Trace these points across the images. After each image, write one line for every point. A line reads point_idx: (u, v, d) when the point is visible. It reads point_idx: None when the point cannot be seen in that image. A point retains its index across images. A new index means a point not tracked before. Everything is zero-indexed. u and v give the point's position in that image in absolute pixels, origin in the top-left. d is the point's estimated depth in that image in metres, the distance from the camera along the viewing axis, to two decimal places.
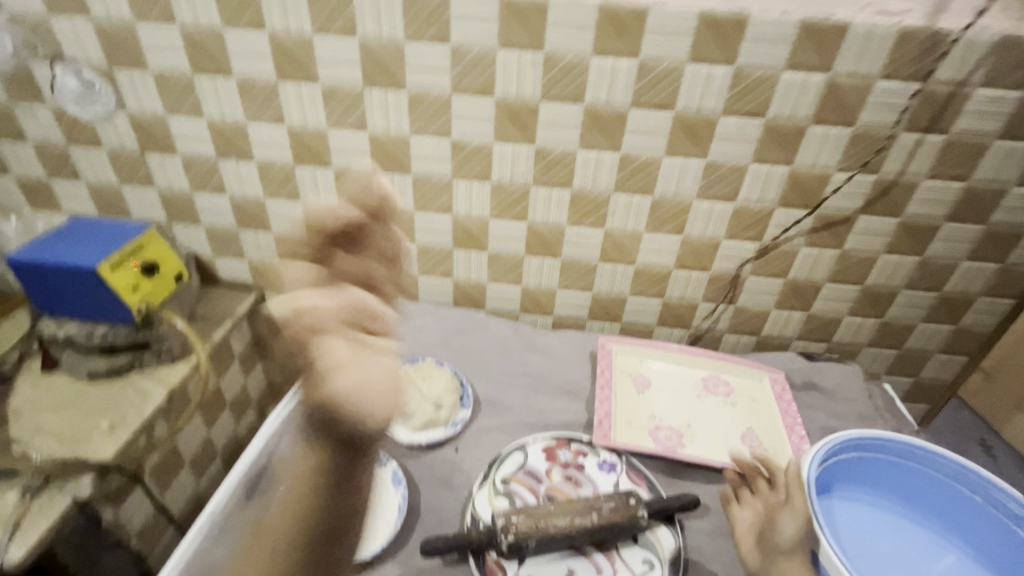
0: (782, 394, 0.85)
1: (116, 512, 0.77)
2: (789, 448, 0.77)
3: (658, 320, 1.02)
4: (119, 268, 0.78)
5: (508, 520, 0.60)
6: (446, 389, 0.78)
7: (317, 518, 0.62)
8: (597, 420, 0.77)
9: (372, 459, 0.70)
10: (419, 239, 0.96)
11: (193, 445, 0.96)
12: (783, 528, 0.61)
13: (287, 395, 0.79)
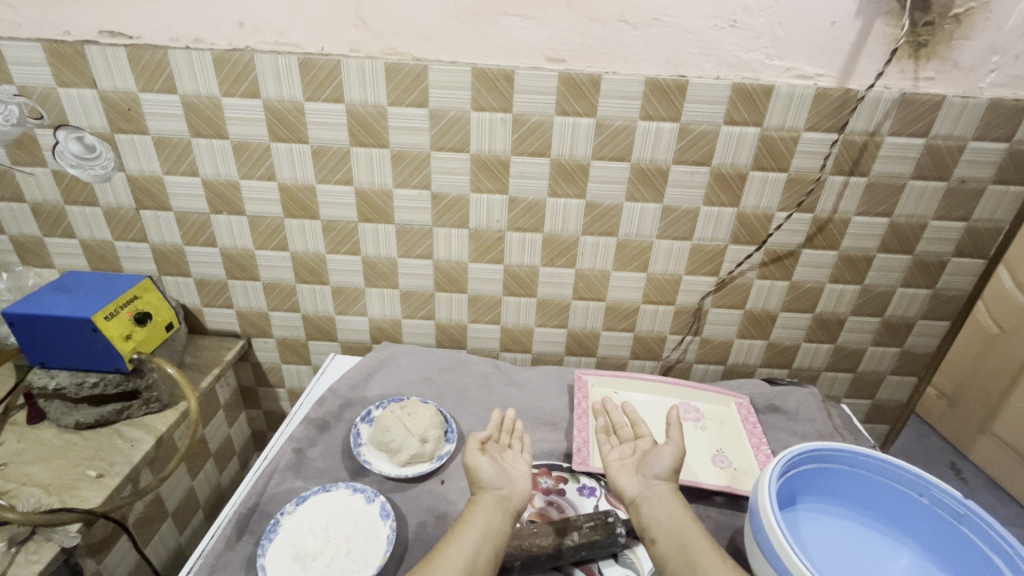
0: (747, 416, 0.91)
1: (99, 564, 0.77)
2: (756, 466, 0.82)
3: (631, 353, 1.09)
4: (113, 318, 0.81)
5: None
6: (430, 423, 0.80)
7: (308, 552, 0.63)
8: (577, 447, 0.81)
9: (360, 493, 0.72)
10: (402, 283, 1.02)
11: (177, 496, 0.96)
12: (752, 538, 0.65)
13: (277, 436, 0.82)
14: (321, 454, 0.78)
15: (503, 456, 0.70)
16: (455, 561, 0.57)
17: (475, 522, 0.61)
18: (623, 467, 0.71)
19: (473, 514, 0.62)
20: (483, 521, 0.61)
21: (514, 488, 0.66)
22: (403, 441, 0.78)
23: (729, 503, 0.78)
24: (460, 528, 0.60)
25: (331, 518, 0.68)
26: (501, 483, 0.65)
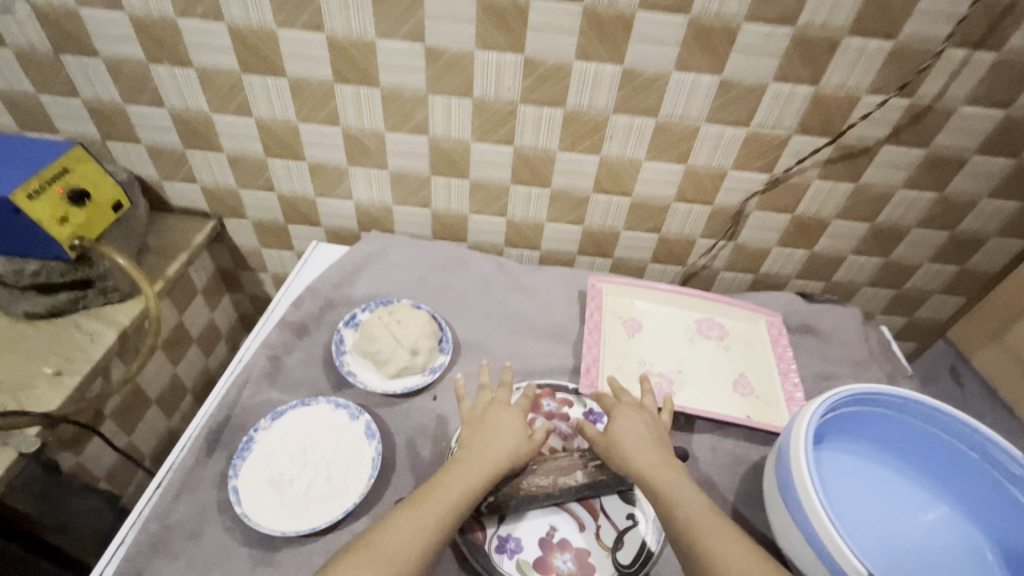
0: (778, 337, 0.81)
1: (78, 457, 0.74)
2: (783, 395, 0.74)
3: (653, 256, 0.96)
4: (39, 197, 0.67)
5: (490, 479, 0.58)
6: (421, 333, 0.71)
7: (284, 477, 0.58)
8: (584, 368, 0.73)
9: (343, 410, 0.65)
10: (392, 164, 0.85)
11: (159, 384, 0.91)
12: (775, 485, 0.57)
13: (252, 338, 0.74)
14: (300, 362, 0.70)
15: (499, 402, 0.62)
16: (439, 518, 0.51)
17: (465, 477, 0.54)
18: (640, 440, 0.59)
19: (465, 468, 0.55)
20: (475, 477, 0.54)
21: (514, 446, 0.58)
22: (391, 353, 0.69)
23: (747, 435, 0.71)
24: (446, 483, 0.54)
25: (310, 437, 0.62)
26: (503, 444, 0.57)
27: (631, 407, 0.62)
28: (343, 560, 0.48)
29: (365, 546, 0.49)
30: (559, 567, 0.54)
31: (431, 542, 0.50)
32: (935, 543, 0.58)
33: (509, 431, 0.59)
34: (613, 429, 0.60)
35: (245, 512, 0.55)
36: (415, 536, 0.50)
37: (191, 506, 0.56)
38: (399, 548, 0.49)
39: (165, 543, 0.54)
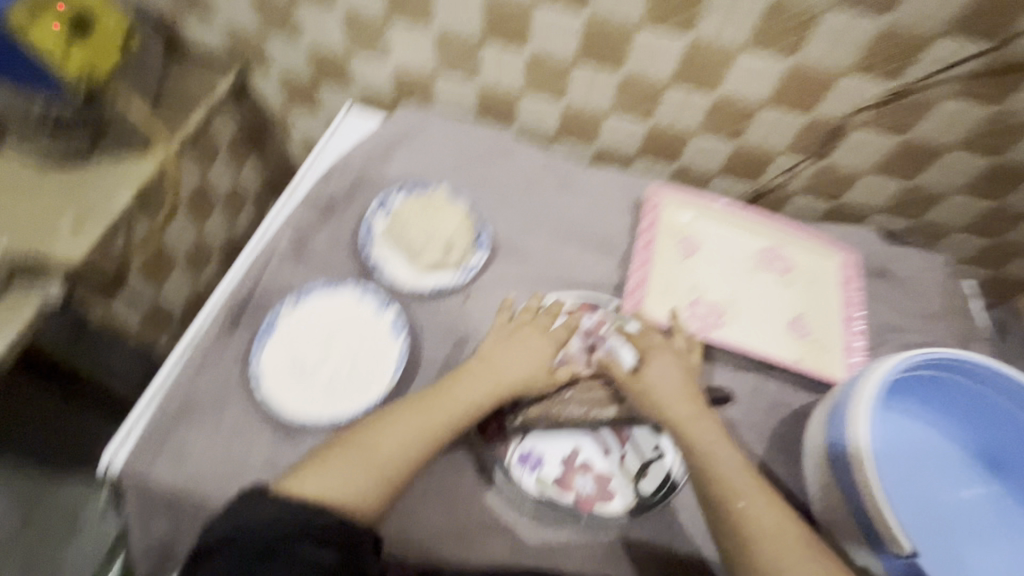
0: (848, 279, 0.73)
1: (107, 311, 0.75)
2: (840, 342, 0.68)
3: (722, 168, 0.84)
4: (35, 31, 0.56)
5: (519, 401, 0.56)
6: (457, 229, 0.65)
7: (308, 365, 0.56)
8: (630, 288, 0.66)
9: (370, 299, 0.61)
10: (438, 21, 0.72)
11: (184, 244, 0.88)
12: (821, 443, 0.53)
13: (275, 211, 0.68)
14: (326, 244, 0.66)
15: (533, 325, 0.60)
16: (433, 429, 0.51)
17: (469, 394, 0.54)
18: (674, 390, 0.54)
19: (470, 385, 0.54)
20: (479, 395, 0.54)
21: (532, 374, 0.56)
22: (425, 248, 0.65)
23: (793, 380, 0.66)
24: (447, 396, 0.53)
25: (335, 326, 0.59)
26: (517, 369, 0.56)
27: (665, 350, 0.57)
28: (333, 454, 0.48)
29: (358, 444, 0.49)
30: (579, 487, 0.54)
31: (418, 456, 0.50)
32: (960, 522, 0.55)
33: (526, 358, 0.57)
34: (648, 365, 0.56)
35: (269, 395, 0.54)
36: (406, 446, 0.50)
37: (213, 379, 0.56)
38: (390, 452, 0.49)
39: (190, 412, 0.54)
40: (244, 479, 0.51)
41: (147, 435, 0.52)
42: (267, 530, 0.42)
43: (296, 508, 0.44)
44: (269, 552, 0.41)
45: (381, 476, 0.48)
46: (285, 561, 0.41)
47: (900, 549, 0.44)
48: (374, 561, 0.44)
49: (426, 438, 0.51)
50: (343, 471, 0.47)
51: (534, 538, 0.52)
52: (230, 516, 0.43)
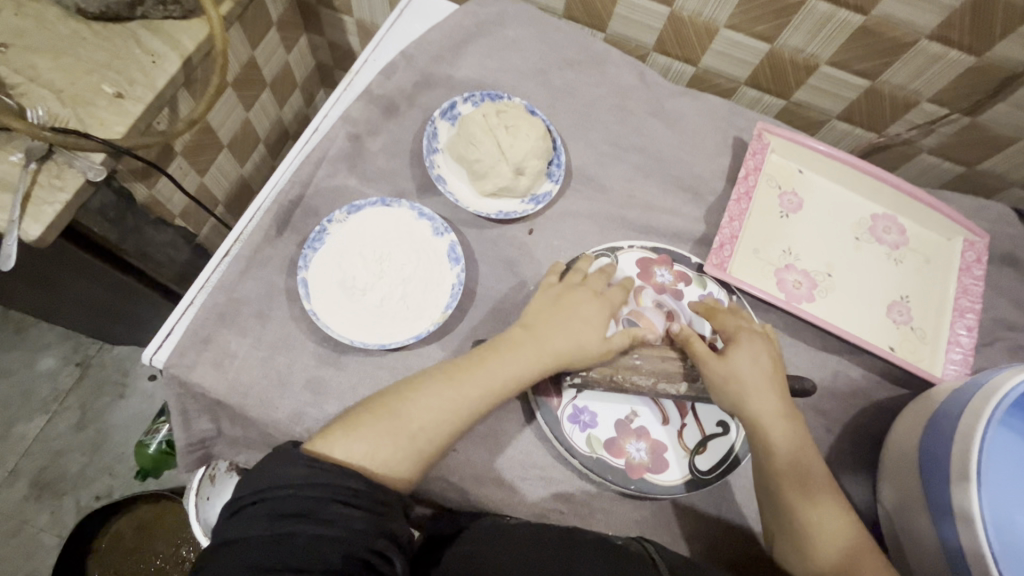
0: (970, 265, 0.62)
1: (151, 191, 0.71)
2: (944, 336, 0.60)
3: (843, 110, 0.72)
4: None
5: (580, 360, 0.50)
6: (532, 150, 0.57)
7: (356, 285, 0.52)
8: (718, 243, 0.58)
9: (426, 222, 0.55)
10: None
11: (231, 127, 0.82)
12: (917, 454, 0.49)
13: (330, 103, 0.61)
14: (384, 149, 0.59)
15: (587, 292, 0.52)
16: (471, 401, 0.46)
17: (512, 365, 0.48)
18: (763, 387, 0.48)
19: (514, 357, 0.48)
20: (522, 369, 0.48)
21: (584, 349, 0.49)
22: (493, 165, 0.56)
23: (880, 368, 0.59)
24: (489, 368, 0.47)
25: (386, 247, 0.53)
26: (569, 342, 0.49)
27: (756, 340, 0.50)
28: (363, 418, 0.44)
29: (389, 410, 0.45)
30: (631, 453, 0.50)
31: (454, 427, 0.46)
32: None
33: (581, 327, 0.50)
34: (733, 352, 0.50)
35: (314, 311, 0.50)
36: (442, 416, 0.45)
37: (258, 285, 0.52)
38: (423, 423, 0.45)
39: (232, 316, 0.51)
40: (286, 394, 0.49)
41: (190, 333, 0.50)
42: (298, 492, 0.39)
43: (326, 471, 0.40)
44: (302, 511, 0.38)
45: (414, 449, 0.44)
46: (320, 520, 0.38)
47: None
48: (401, 521, 0.42)
49: (464, 409, 0.46)
50: (373, 438, 0.43)
51: (575, 492, 0.50)
52: (265, 470, 0.41)
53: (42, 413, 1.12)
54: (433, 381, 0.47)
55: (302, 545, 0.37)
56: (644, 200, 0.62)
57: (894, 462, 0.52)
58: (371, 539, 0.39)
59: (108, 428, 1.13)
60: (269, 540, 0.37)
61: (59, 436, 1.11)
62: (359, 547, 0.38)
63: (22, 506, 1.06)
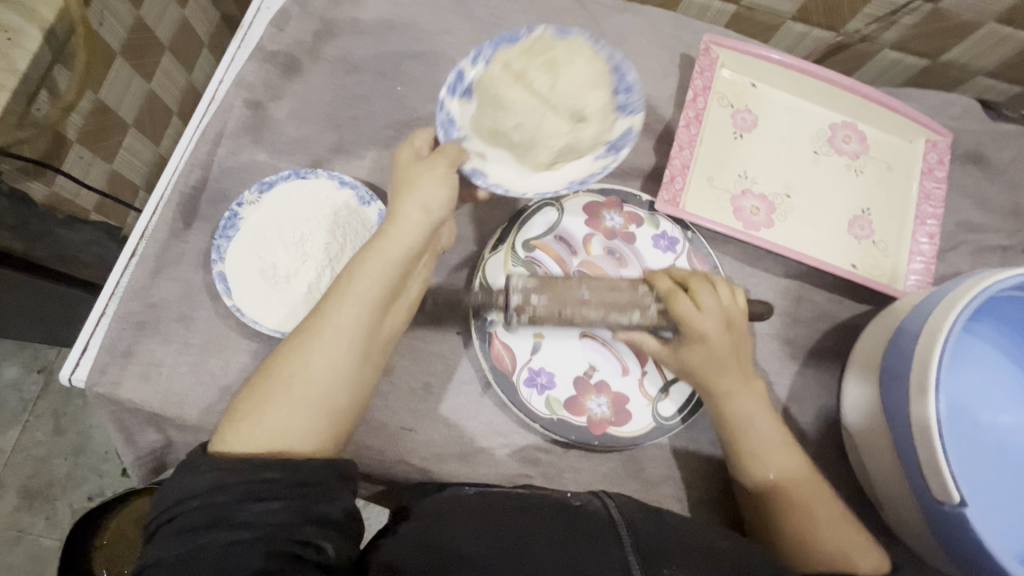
0: (933, 168, 0.59)
1: (51, 188, 0.65)
2: (906, 246, 0.57)
3: (799, 10, 0.65)
4: None
5: (526, 299, 0.43)
6: (581, 86, 0.46)
7: (279, 272, 0.48)
8: (669, 177, 0.54)
9: (350, 190, 0.51)
10: None
11: (134, 103, 0.74)
12: (878, 372, 0.49)
13: (225, 68, 0.54)
14: (293, 115, 0.53)
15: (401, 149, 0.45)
16: (340, 334, 0.40)
17: (369, 273, 0.40)
18: (716, 366, 0.46)
19: (361, 267, 0.41)
20: (373, 273, 0.40)
21: (429, 218, 0.41)
22: (539, 124, 0.46)
23: (842, 287, 0.58)
24: (338, 291, 0.41)
25: (307, 227, 0.49)
26: (410, 218, 0.41)
27: (719, 331, 0.44)
28: (250, 400, 0.40)
29: (264, 377, 0.41)
30: (593, 410, 0.49)
31: (342, 361, 0.40)
32: (981, 449, 0.48)
33: (429, 189, 0.41)
34: (682, 353, 0.46)
35: (238, 307, 0.46)
36: (321, 360, 0.40)
37: (175, 285, 0.48)
38: (304, 377, 0.40)
39: (152, 322, 0.47)
40: (224, 398, 0.46)
41: (109, 346, 0.46)
42: (206, 503, 0.36)
43: (227, 473, 0.37)
44: (210, 521, 0.35)
45: (308, 404, 0.40)
46: (231, 524, 0.35)
47: (946, 496, 0.40)
48: (332, 501, 0.39)
49: (335, 342, 0.40)
50: (262, 415, 0.39)
51: (541, 453, 0.49)
52: (173, 482, 0.38)
53: (15, 424, 1.08)
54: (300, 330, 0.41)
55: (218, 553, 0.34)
56: None
57: (857, 383, 0.52)
58: (296, 528, 0.36)
59: (87, 430, 1.10)
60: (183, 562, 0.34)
61: (39, 442, 1.08)
62: (282, 540, 0.35)
63: (16, 516, 1.04)
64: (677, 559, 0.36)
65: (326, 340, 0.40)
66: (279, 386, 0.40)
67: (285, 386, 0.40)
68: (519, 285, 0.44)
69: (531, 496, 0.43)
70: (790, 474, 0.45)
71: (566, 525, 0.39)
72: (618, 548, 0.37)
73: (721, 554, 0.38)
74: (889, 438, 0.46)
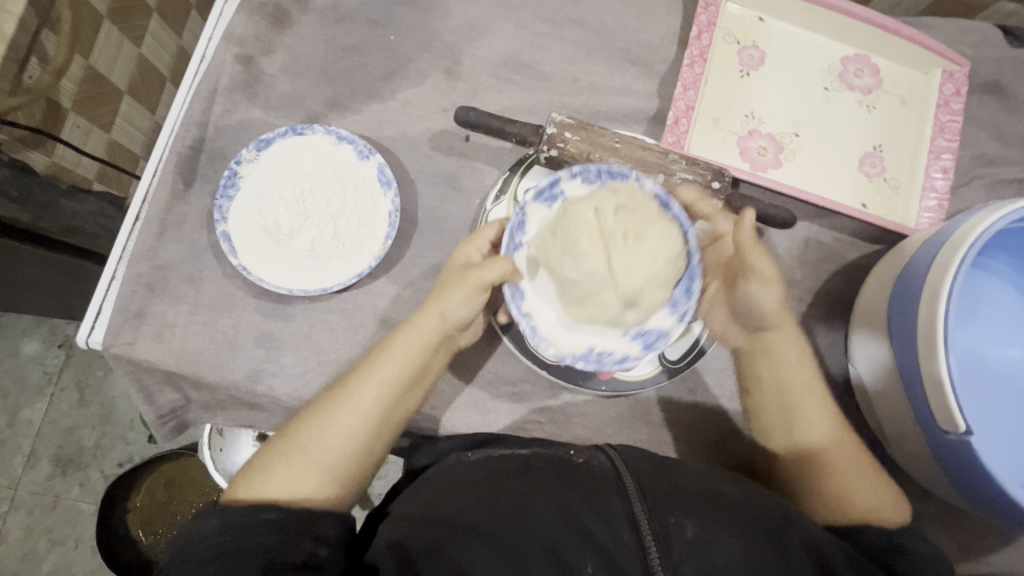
0: (949, 99, 0.57)
1: (53, 159, 0.64)
2: (919, 182, 0.56)
3: None
4: None
5: (560, 132, 0.49)
6: (654, 278, 0.43)
7: (281, 229, 0.47)
8: (673, 118, 0.53)
9: (347, 145, 0.50)
10: None
11: (127, 70, 0.73)
12: (886, 309, 0.48)
13: (213, 24, 0.53)
14: (286, 70, 0.52)
15: (460, 250, 0.48)
16: (361, 410, 0.44)
17: (388, 361, 0.45)
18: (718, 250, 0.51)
19: (388, 351, 0.45)
20: (394, 360, 0.45)
21: (447, 321, 0.45)
22: (598, 290, 0.43)
23: (851, 227, 0.57)
24: (362, 372, 0.45)
25: (306, 184, 0.49)
26: (430, 318, 0.45)
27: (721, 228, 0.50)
28: (264, 452, 0.44)
29: (282, 435, 0.44)
30: None
31: (352, 444, 0.44)
32: (988, 383, 0.48)
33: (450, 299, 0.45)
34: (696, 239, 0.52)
35: (245, 266, 0.46)
36: (334, 438, 0.44)
37: (180, 247, 0.48)
38: (316, 447, 0.43)
39: (160, 284, 0.48)
40: (237, 355, 0.47)
41: (120, 309, 0.47)
42: (214, 539, 0.38)
43: (237, 517, 0.40)
44: (220, 554, 0.37)
45: (317, 471, 0.43)
46: (238, 554, 0.37)
47: (952, 426, 0.41)
48: (329, 523, 0.42)
49: (348, 422, 0.44)
50: (272, 469, 0.43)
51: (549, 400, 0.50)
52: (187, 532, 0.40)
53: (41, 397, 1.12)
54: (322, 397, 0.45)
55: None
56: (586, 81, 0.55)
57: (865, 322, 0.51)
58: (299, 540, 0.39)
59: (111, 401, 1.13)
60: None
61: (66, 414, 1.12)
62: (283, 554, 0.37)
63: (51, 483, 1.09)
64: (682, 507, 0.38)
65: (344, 421, 0.44)
66: (294, 448, 0.44)
67: (298, 451, 0.43)
68: (556, 121, 0.49)
69: (534, 454, 0.43)
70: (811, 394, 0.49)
71: (568, 484, 0.40)
72: (622, 502, 0.38)
73: (726, 500, 0.39)
74: (897, 373, 0.46)
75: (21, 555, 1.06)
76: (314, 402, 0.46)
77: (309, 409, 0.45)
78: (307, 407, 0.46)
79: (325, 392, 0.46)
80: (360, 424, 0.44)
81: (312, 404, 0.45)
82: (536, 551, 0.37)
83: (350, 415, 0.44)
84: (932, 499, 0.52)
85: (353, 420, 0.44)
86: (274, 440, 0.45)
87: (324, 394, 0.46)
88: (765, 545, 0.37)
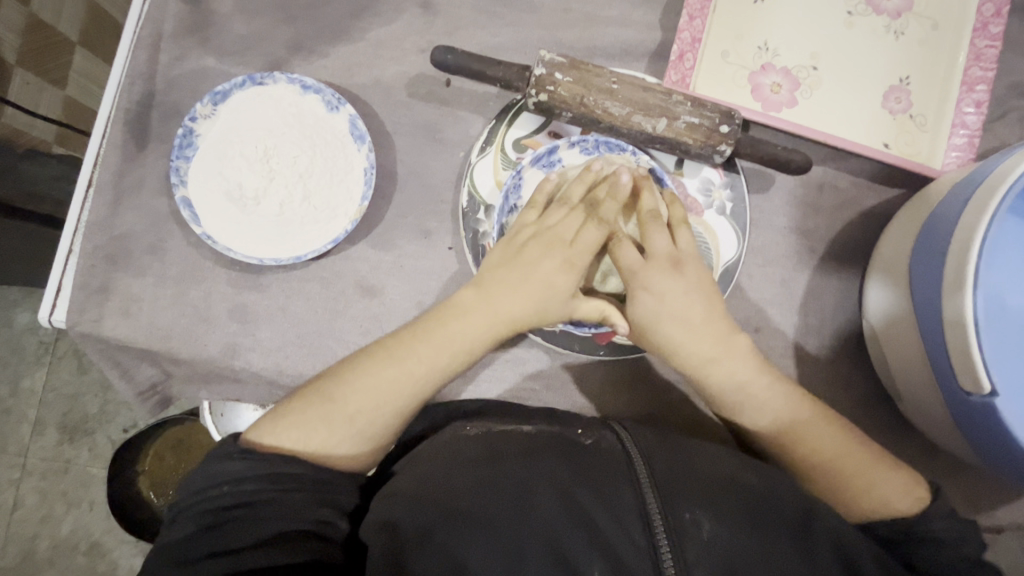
0: (986, 23, 0.51)
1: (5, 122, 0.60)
2: (948, 119, 0.51)
3: None
4: None
5: (550, 73, 0.43)
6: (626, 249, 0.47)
7: (246, 193, 0.43)
8: (678, 53, 0.48)
9: (314, 95, 0.45)
10: None
11: (76, 15, 0.66)
12: (907, 262, 0.45)
13: None
14: (241, 9, 0.46)
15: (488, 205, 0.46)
16: (416, 376, 0.42)
17: (464, 336, 0.42)
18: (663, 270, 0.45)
19: (465, 321, 0.43)
20: (475, 336, 0.43)
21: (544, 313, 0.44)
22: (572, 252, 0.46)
23: (870, 171, 0.52)
24: (419, 334, 0.42)
25: (270, 141, 0.44)
26: (524, 298, 0.43)
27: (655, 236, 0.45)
28: (303, 411, 0.41)
29: (323, 393, 0.41)
30: None
31: (399, 408, 0.42)
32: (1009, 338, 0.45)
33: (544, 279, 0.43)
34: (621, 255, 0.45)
35: (209, 235, 0.43)
36: (387, 403, 0.41)
37: (140, 215, 0.45)
38: (362, 409, 0.41)
39: (123, 255, 0.44)
40: (211, 330, 0.45)
41: (82, 284, 0.44)
42: (234, 487, 0.37)
43: (263, 465, 0.38)
44: (245, 501, 0.36)
45: (356, 436, 0.41)
46: (255, 514, 0.36)
47: (976, 387, 0.38)
48: (343, 489, 0.40)
49: (404, 386, 0.42)
50: (312, 431, 0.40)
51: (544, 367, 0.48)
52: (201, 467, 0.39)
53: (40, 365, 1.11)
54: (371, 355, 0.42)
55: (243, 541, 0.35)
56: (579, 12, 0.49)
57: (882, 275, 0.48)
58: (312, 511, 0.38)
59: None
60: (206, 556, 0.34)
61: (67, 382, 1.11)
62: (299, 521, 0.37)
63: (60, 449, 1.10)
64: (698, 500, 0.36)
65: (402, 386, 0.42)
66: (342, 410, 0.41)
67: (345, 414, 0.41)
68: (545, 60, 0.43)
69: (541, 433, 0.41)
70: (752, 399, 0.44)
71: (580, 466, 0.38)
72: (636, 491, 0.37)
73: (748, 489, 0.37)
74: (915, 330, 0.43)
75: (39, 517, 1.09)
76: (360, 357, 0.42)
77: (357, 366, 0.42)
78: (352, 363, 0.42)
79: (372, 348, 0.43)
80: (416, 391, 0.42)
81: (358, 359, 0.42)
82: (541, 542, 0.35)
83: (408, 380, 0.42)
84: (941, 456, 0.50)
85: (411, 387, 0.42)
86: (315, 396, 0.41)
87: (371, 351, 0.43)
88: (787, 536, 0.35)
